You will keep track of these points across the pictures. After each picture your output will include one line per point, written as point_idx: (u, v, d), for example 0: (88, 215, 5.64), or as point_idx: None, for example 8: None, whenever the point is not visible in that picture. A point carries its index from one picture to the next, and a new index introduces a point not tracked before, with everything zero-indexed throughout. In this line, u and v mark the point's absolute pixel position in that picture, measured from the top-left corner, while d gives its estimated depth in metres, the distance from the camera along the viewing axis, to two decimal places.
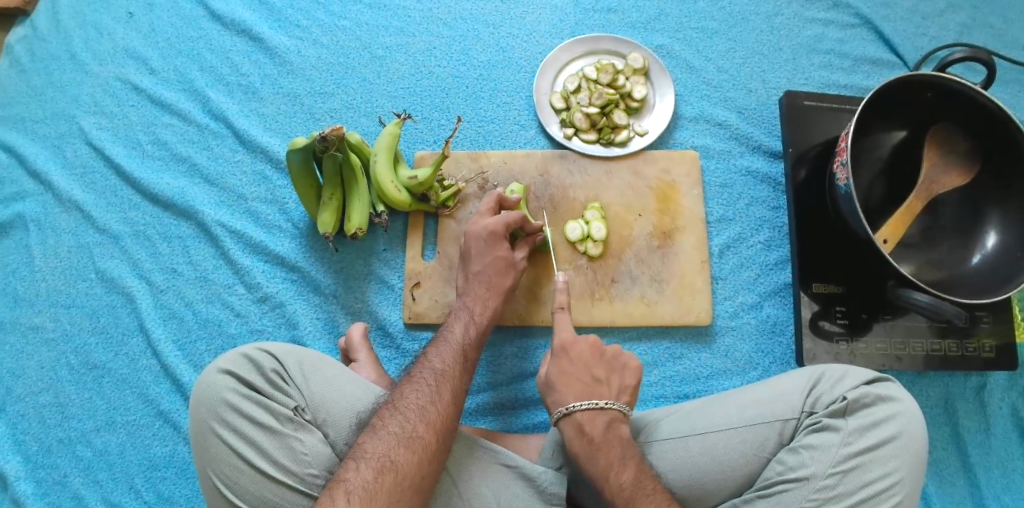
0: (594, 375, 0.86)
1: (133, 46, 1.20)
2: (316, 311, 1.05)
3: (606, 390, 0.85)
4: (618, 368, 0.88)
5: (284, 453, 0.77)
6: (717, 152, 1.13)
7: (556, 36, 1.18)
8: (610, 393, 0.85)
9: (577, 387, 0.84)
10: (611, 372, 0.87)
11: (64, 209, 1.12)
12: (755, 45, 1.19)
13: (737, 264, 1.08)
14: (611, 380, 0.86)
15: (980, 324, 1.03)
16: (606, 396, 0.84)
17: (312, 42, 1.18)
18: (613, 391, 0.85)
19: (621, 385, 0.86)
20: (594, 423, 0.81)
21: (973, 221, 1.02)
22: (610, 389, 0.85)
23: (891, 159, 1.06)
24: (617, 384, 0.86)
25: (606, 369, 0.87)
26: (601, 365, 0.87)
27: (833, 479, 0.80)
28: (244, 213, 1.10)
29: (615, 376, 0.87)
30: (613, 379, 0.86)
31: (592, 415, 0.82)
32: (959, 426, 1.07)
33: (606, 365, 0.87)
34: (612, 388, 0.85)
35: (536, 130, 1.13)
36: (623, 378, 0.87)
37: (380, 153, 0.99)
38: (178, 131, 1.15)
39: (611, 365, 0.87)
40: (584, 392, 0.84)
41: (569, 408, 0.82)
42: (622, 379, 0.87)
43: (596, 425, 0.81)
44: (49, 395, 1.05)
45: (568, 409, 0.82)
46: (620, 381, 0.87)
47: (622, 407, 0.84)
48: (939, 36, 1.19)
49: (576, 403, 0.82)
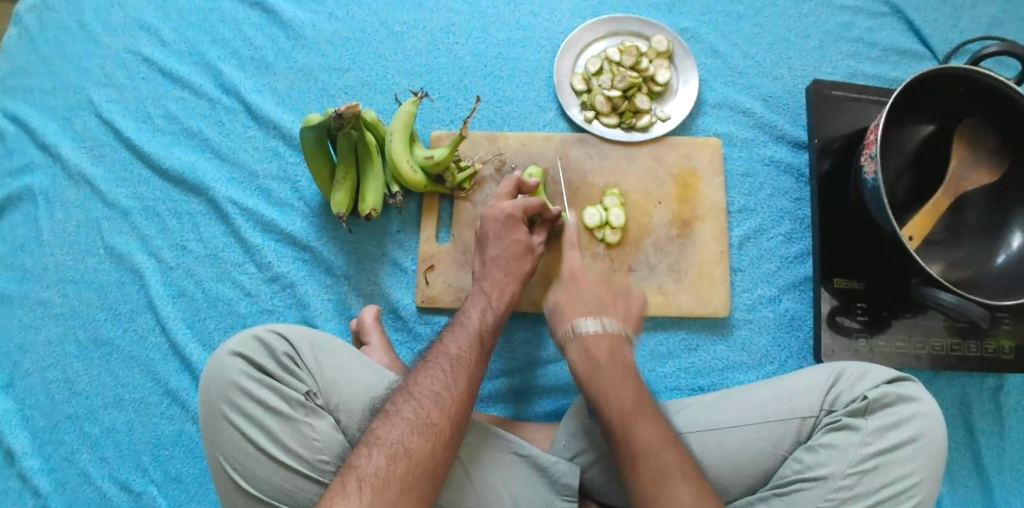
0: (626, 358, 0.84)
1: (143, 17, 1.17)
2: (327, 292, 1.04)
3: (638, 375, 0.83)
4: (644, 355, 0.85)
5: (296, 439, 0.76)
6: (740, 141, 1.10)
7: (578, 16, 1.14)
8: (643, 379, 0.82)
9: (613, 369, 0.82)
10: (640, 357, 0.84)
11: (72, 182, 1.10)
12: (783, 31, 1.15)
13: (757, 256, 1.06)
14: (640, 365, 0.84)
15: (1001, 326, 1.01)
16: (638, 378, 0.82)
17: (327, 16, 1.15)
18: (645, 376, 0.83)
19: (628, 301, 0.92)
20: (627, 402, 0.79)
21: (999, 220, 1.00)
22: (641, 375, 0.83)
23: (919, 153, 1.04)
24: (647, 369, 0.83)
25: (634, 355, 0.85)
26: (631, 350, 0.85)
27: (851, 480, 0.78)
28: (256, 190, 1.08)
29: (645, 363, 0.84)
30: (642, 366, 0.84)
31: (628, 396, 0.79)
32: (974, 426, 1.06)
33: (633, 350, 0.85)
34: (644, 374, 0.83)
35: (555, 113, 1.10)
36: (649, 365, 0.84)
37: (396, 132, 0.97)
38: (189, 105, 1.13)
39: (641, 352, 0.85)
40: (619, 374, 0.81)
41: (608, 391, 0.80)
42: (649, 367, 0.84)
43: (627, 401, 0.79)
44: (56, 371, 1.03)
45: (607, 394, 0.79)
46: (648, 367, 0.84)
47: (653, 392, 0.82)
48: (971, 28, 1.16)
49: (615, 386, 0.80)
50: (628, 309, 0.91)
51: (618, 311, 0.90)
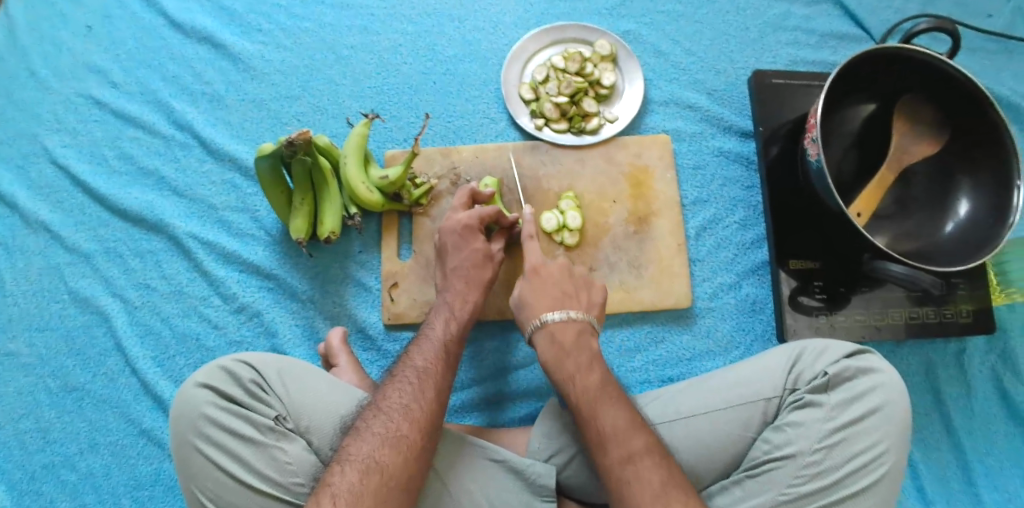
0: (566, 290, 0.91)
1: (92, 60, 1.18)
2: (294, 318, 1.04)
3: (577, 303, 0.90)
4: (586, 286, 0.93)
5: (269, 465, 0.76)
6: (689, 135, 1.13)
7: (522, 26, 1.17)
8: (580, 306, 0.90)
9: (551, 300, 0.89)
10: (581, 289, 0.92)
11: (32, 230, 1.10)
12: (722, 25, 1.18)
13: (714, 245, 1.08)
14: (581, 295, 0.91)
15: (958, 291, 1.04)
16: (576, 308, 0.89)
17: (275, 46, 1.16)
18: (583, 305, 0.90)
19: (589, 301, 0.91)
20: (565, 330, 0.86)
21: (945, 190, 1.03)
22: (579, 302, 0.90)
23: (862, 132, 1.07)
24: (586, 299, 0.91)
25: (575, 286, 0.92)
26: (571, 282, 0.92)
27: (819, 454, 0.80)
28: (216, 223, 1.09)
29: (585, 292, 0.92)
30: (583, 295, 0.91)
31: (564, 324, 0.86)
32: (941, 392, 1.08)
33: (575, 283, 0.92)
34: (581, 303, 0.90)
35: (506, 122, 1.12)
36: (591, 295, 0.92)
37: (350, 154, 0.98)
38: (144, 144, 1.13)
39: (580, 283, 0.93)
40: (556, 304, 0.89)
41: (543, 319, 0.87)
42: (591, 296, 0.92)
43: (568, 333, 0.86)
44: (29, 421, 1.03)
45: (541, 321, 0.87)
46: (589, 297, 0.92)
47: (590, 318, 0.89)
48: (903, 8, 1.20)
49: (549, 314, 0.87)
50: (591, 299, 0.92)
51: (582, 302, 0.90)
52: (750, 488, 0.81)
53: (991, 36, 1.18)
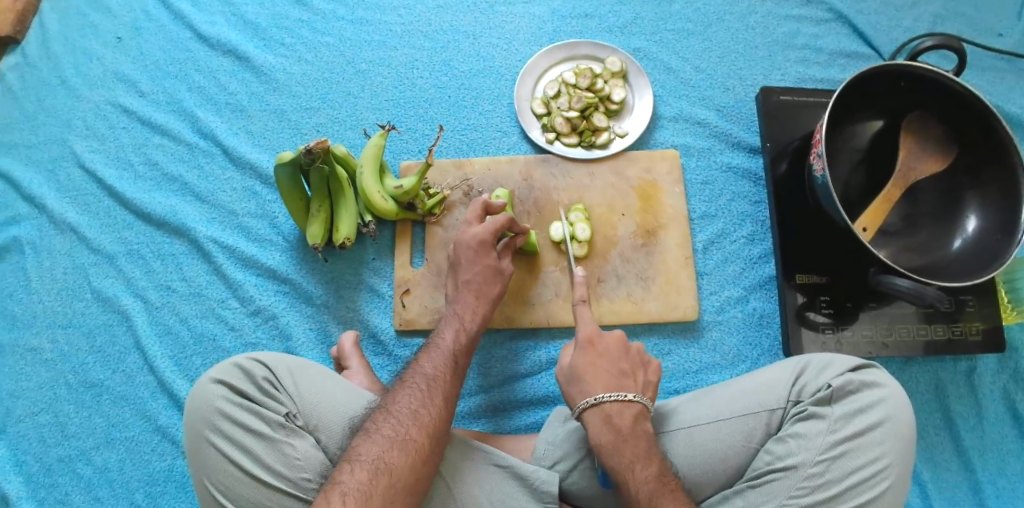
0: (622, 369, 0.88)
1: (122, 70, 1.23)
2: (308, 322, 1.07)
3: (633, 384, 0.87)
4: (642, 364, 0.90)
5: (278, 460, 0.78)
6: (698, 150, 1.14)
7: (535, 43, 1.20)
8: (636, 386, 0.87)
9: (605, 380, 0.86)
10: (636, 367, 0.89)
11: (58, 231, 1.14)
12: (731, 43, 1.21)
13: (722, 259, 1.09)
14: (637, 375, 0.88)
15: (967, 308, 1.04)
16: (633, 389, 0.86)
17: (296, 59, 1.21)
18: (638, 386, 0.87)
19: (645, 381, 0.88)
20: (622, 415, 0.83)
21: (954, 206, 1.03)
22: (635, 382, 0.87)
23: (870, 148, 1.07)
24: (643, 379, 0.88)
25: (631, 364, 0.89)
26: (627, 360, 0.89)
27: (821, 466, 0.81)
28: (236, 228, 1.13)
29: (641, 371, 0.89)
30: (638, 373, 0.88)
31: (622, 407, 0.83)
32: (951, 410, 1.07)
33: (631, 360, 0.89)
34: (637, 383, 0.87)
35: (518, 136, 1.15)
36: (647, 374, 0.89)
37: (366, 165, 1.01)
38: (168, 151, 1.18)
39: (636, 361, 0.90)
40: (612, 384, 0.85)
41: (598, 399, 0.84)
42: (646, 375, 0.89)
43: (625, 418, 0.83)
44: (48, 415, 1.06)
45: (596, 400, 0.84)
46: (644, 376, 0.89)
47: (646, 400, 0.85)
48: (912, 27, 1.21)
49: (605, 395, 0.84)
50: (646, 379, 0.89)
51: (639, 382, 0.87)
52: (751, 499, 0.82)
53: (1001, 55, 1.19)
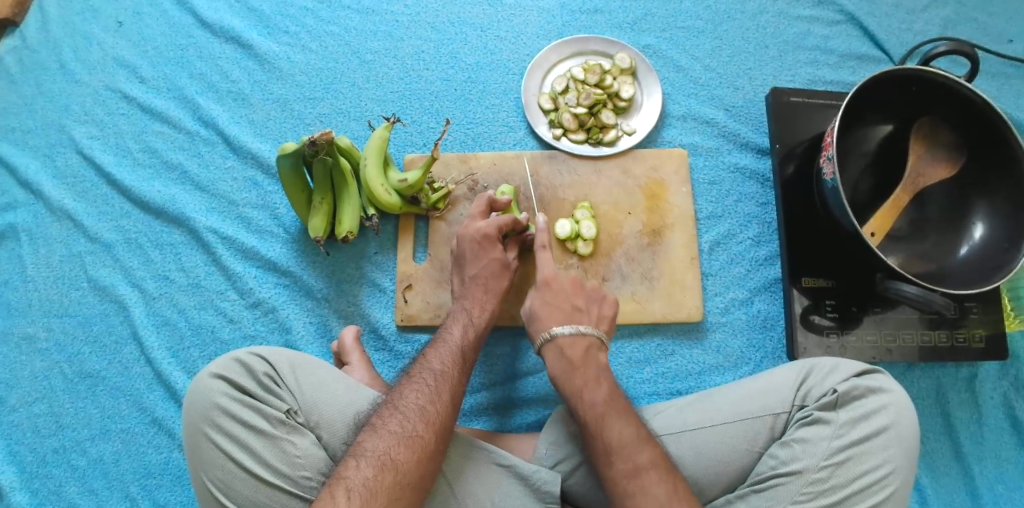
0: (577, 303, 0.91)
1: (122, 55, 1.20)
2: (309, 315, 1.06)
3: (587, 317, 0.90)
4: (596, 300, 0.93)
5: (278, 457, 0.77)
6: (706, 150, 1.13)
7: (544, 38, 1.19)
8: (589, 320, 0.90)
9: (560, 315, 0.89)
10: (590, 302, 0.92)
11: (55, 218, 1.13)
12: (742, 43, 1.19)
13: (728, 261, 1.08)
14: (591, 309, 0.91)
15: (970, 315, 1.03)
16: (586, 323, 0.89)
17: (300, 48, 1.19)
18: (592, 319, 0.90)
19: (600, 314, 0.91)
20: (574, 346, 0.86)
21: (961, 214, 1.03)
22: (589, 316, 0.90)
23: (878, 152, 1.07)
24: (596, 312, 0.91)
25: (585, 299, 0.92)
26: (581, 295, 0.92)
27: (825, 472, 0.80)
28: (236, 219, 1.11)
29: (595, 306, 0.92)
30: (592, 309, 0.92)
31: (574, 339, 0.86)
32: (951, 416, 1.07)
33: (586, 297, 0.92)
34: (591, 317, 0.90)
35: (525, 131, 1.13)
36: (602, 308, 0.92)
37: (370, 157, 0.99)
38: (169, 139, 1.16)
39: (591, 297, 0.93)
40: (566, 318, 0.89)
41: (553, 332, 0.87)
42: (601, 309, 0.92)
43: (576, 349, 0.86)
44: (43, 404, 1.05)
45: (551, 334, 0.87)
46: (599, 310, 0.92)
47: (600, 333, 0.88)
48: (923, 31, 1.20)
49: (559, 328, 0.87)
50: (601, 313, 0.92)
51: (592, 315, 0.90)
52: (755, 503, 0.81)
53: (1012, 61, 1.18)
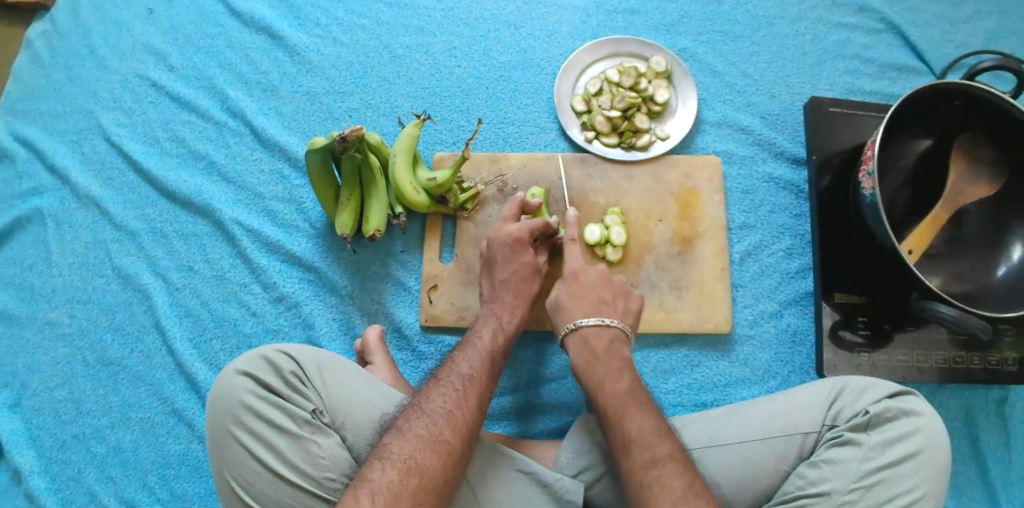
0: (603, 297, 0.90)
1: (152, 42, 1.20)
2: (332, 312, 1.05)
3: (661, 416, 0.78)
4: (671, 403, 0.81)
5: (302, 458, 0.76)
6: (739, 158, 1.11)
7: (578, 37, 1.17)
8: (665, 418, 0.78)
9: (636, 412, 0.77)
10: (618, 296, 0.91)
11: (81, 204, 1.12)
12: (780, 49, 1.17)
13: (758, 272, 1.06)
14: (665, 409, 0.79)
15: (1004, 338, 1.00)
16: (661, 421, 0.77)
17: (331, 40, 1.17)
18: (668, 420, 0.78)
19: (676, 419, 0.79)
20: (654, 448, 0.73)
21: (998, 235, 1.00)
22: (665, 417, 0.78)
23: (916, 168, 1.04)
24: (673, 416, 0.79)
25: (658, 401, 0.80)
26: (653, 394, 0.80)
27: (855, 494, 0.78)
28: (262, 211, 1.10)
29: (670, 409, 0.80)
30: (666, 410, 0.79)
31: (654, 442, 0.74)
32: (981, 440, 1.05)
33: (657, 398, 0.80)
34: (618, 310, 0.89)
35: (556, 133, 1.12)
36: (676, 412, 0.80)
37: (400, 154, 0.98)
38: (196, 128, 1.15)
39: (663, 400, 0.80)
40: (641, 415, 0.77)
41: (629, 435, 0.75)
42: (676, 415, 0.80)
43: (657, 455, 0.73)
44: (64, 390, 1.05)
45: (626, 435, 0.75)
46: (675, 416, 0.79)
47: (679, 437, 0.77)
48: (966, 42, 1.17)
49: (584, 320, 0.87)
50: (675, 414, 0.80)
51: (667, 413, 0.78)
52: None
53: None
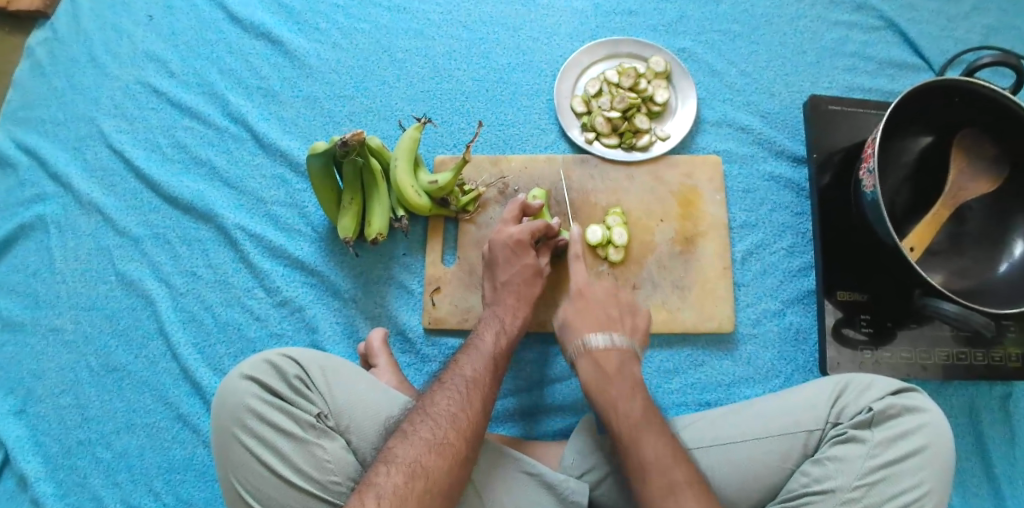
0: (610, 314, 0.92)
1: (152, 49, 1.20)
2: (335, 316, 1.05)
3: (620, 327, 0.90)
4: (631, 312, 0.94)
5: (308, 461, 0.77)
6: (740, 157, 1.11)
7: (577, 39, 1.17)
8: (624, 330, 0.90)
9: (594, 322, 0.90)
10: (625, 313, 0.93)
11: (84, 211, 1.13)
12: (779, 48, 1.17)
13: (760, 271, 1.06)
14: (625, 320, 0.92)
15: (1007, 333, 1.00)
16: (620, 332, 0.89)
17: (331, 45, 1.18)
18: (627, 330, 0.91)
19: (634, 326, 0.92)
20: (609, 357, 0.86)
21: (1000, 231, 1.00)
22: (623, 327, 0.91)
23: (918, 164, 1.04)
24: (631, 325, 0.92)
25: (619, 310, 0.93)
26: (615, 306, 0.93)
27: (859, 491, 0.78)
28: (264, 216, 1.10)
29: (629, 318, 0.93)
30: (627, 320, 0.92)
31: (609, 350, 0.86)
32: (985, 436, 1.05)
33: (619, 307, 0.93)
34: (626, 327, 0.91)
35: (557, 134, 1.12)
36: (635, 320, 0.93)
37: (401, 157, 0.98)
38: (198, 134, 1.15)
39: (625, 309, 0.94)
40: (600, 327, 0.90)
41: (588, 341, 0.88)
42: (635, 322, 0.93)
43: (612, 361, 0.86)
44: (69, 396, 1.05)
45: (586, 343, 0.88)
46: (633, 323, 0.92)
47: (634, 345, 0.89)
48: (965, 38, 1.17)
49: (594, 335, 0.88)
50: (636, 325, 0.92)
51: (626, 327, 0.91)
52: None
53: None
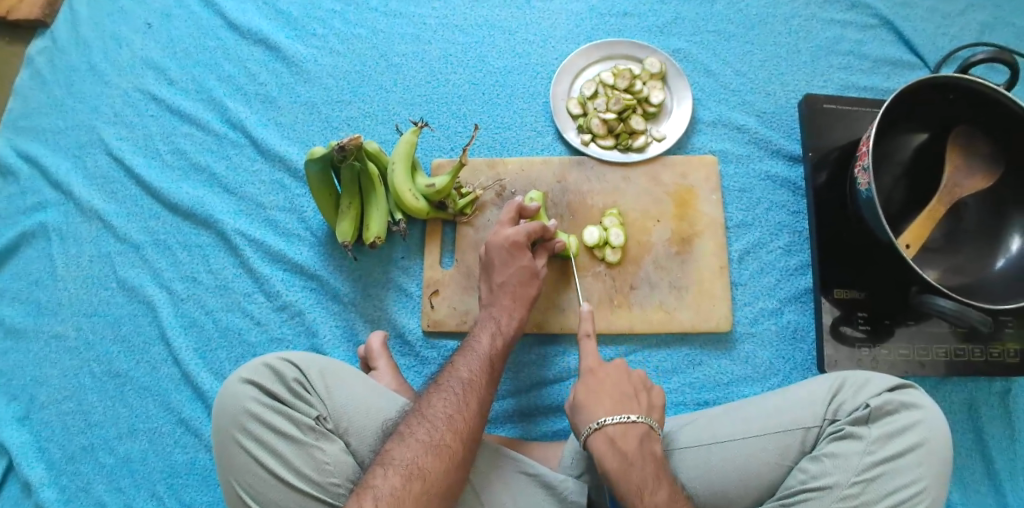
0: (625, 391, 0.82)
1: (151, 56, 1.21)
2: (335, 319, 1.06)
3: (637, 406, 0.81)
4: (646, 385, 0.84)
5: (307, 463, 0.77)
6: (736, 156, 1.12)
7: (572, 41, 1.18)
8: (641, 408, 0.81)
9: (610, 400, 0.81)
10: (640, 389, 0.83)
11: (85, 218, 1.14)
12: (774, 47, 1.17)
13: (757, 270, 1.07)
14: (642, 397, 0.82)
15: (1005, 329, 1.00)
16: (639, 411, 0.80)
17: (328, 50, 1.18)
18: (644, 408, 0.82)
19: (649, 403, 0.83)
20: (627, 438, 0.78)
21: (996, 227, 1.00)
22: (640, 405, 0.82)
23: (913, 162, 1.04)
24: (647, 401, 0.83)
25: (634, 386, 0.84)
26: (629, 382, 0.84)
27: (857, 487, 0.79)
28: (263, 221, 1.11)
29: (645, 393, 0.83)
30: (642, 396, 0.83)
31: (625, 429, 0.78)
32: (984, 432, 1.05)
33: (633, 382, 0.84)
34: (642, 405, 0.82)
35: (553, 136, 1.13)
36: (650, 396, 0.84)
37: (398, 162, 0.99)
38: (197, 140, 1.16)
39: (638, 383, 0.84)
40: (615, 407, 0.80)
41: (601, 422, 0.79)
42: (650, 398, 0.84)
43: (629, 441, 0.78)
44: (72, 402, 1.06)
45: (599, 424, 0.79)
46: (648, 398, 0.83)
47: (651, 422, 0.80)
48: (960, 35, 1.17)
49: (608, 418, 0.79)
50: (650, 400, 0.83)
51: (643, 403, 0.82)
52: None
53: None
